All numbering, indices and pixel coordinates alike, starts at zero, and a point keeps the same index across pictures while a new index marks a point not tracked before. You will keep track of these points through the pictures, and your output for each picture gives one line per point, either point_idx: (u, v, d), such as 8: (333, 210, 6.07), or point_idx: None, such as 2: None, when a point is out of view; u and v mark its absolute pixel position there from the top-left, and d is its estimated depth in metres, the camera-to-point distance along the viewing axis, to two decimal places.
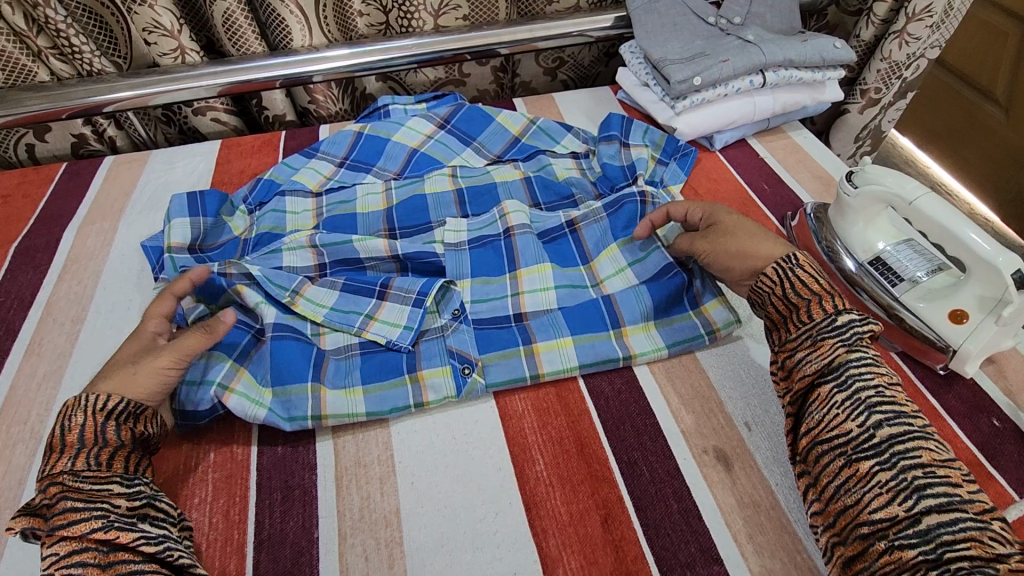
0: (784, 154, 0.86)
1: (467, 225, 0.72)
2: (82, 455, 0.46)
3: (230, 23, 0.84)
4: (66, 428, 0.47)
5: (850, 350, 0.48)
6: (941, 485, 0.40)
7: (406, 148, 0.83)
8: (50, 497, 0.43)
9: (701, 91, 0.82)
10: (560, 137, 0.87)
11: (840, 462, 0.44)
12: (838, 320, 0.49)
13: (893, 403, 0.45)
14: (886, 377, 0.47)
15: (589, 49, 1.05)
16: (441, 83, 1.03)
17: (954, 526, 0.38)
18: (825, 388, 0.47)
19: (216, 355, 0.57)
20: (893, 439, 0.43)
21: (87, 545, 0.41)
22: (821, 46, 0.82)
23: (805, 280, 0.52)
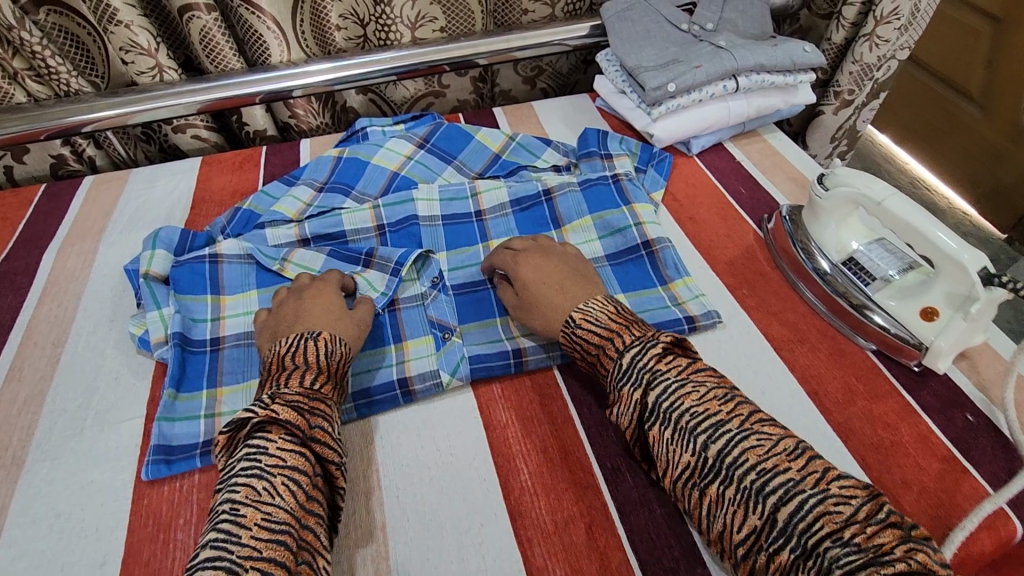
0: (760, 158, 0.88)
1: (449, 263, 0.73)
2: (326, 389, 0.53)
3: (207, 40, 0.84)
4: (329, 355, 0.55)
5: (647, 389, 0.49)
6: (778, 478, 0.42)
7: (386, 171, 0.83)
8: (308, 405, 0.50)
9: (676, 97, 0.83)
10: (540, 152, 0.88)
11: (697, 494, 0.46)
12: (623, 364, 0.51)
13: (708, 414, 0.46)
14: (693, 393, 0.48)
15: (567, 58, 1.06)
16: (421, 96, 1.03)
17: (802, 513, 0.40)
18: (654, 430, 0.48)
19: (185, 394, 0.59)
20: (722, 450, 0.45)
21: (307, 470, 0.46)
22: (791, 50, 0.83)
23: (586, 337, 0.55)
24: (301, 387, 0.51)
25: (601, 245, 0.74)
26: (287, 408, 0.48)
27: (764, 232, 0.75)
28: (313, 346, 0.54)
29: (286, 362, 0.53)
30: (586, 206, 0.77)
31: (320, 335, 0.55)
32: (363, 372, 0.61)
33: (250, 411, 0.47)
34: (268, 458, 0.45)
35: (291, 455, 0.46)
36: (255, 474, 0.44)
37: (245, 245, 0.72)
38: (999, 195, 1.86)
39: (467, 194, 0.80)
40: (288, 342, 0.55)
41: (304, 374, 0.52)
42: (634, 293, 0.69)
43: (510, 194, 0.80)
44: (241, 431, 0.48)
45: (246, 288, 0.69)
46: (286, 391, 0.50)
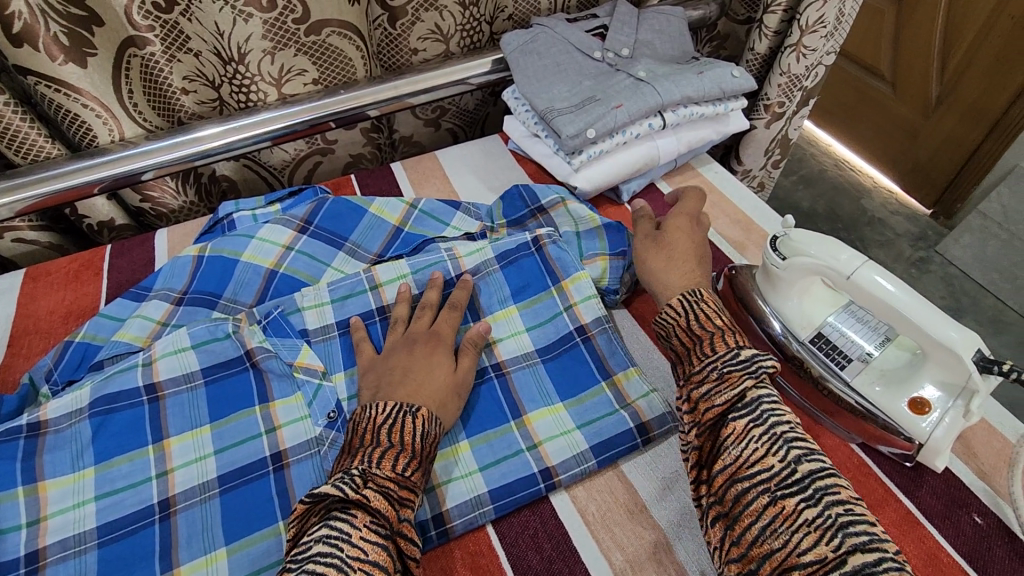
0: (698, 197, 0.78)
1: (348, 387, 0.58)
2: (418, 478, 0.47)
3: (4, 129, 0.66)
4: (425, 437, 0.48)
5: (758, 385, 0.45)
6: (863, 524, 0.37)
7: (261, 270, 0.67)
8: (401, 492, 0.45)
9: (598, 143, 0.72)
10: (448, 218, 0.75)
11: (765, 500, 0.40)
12: (743, 354, 0.47)
13: (807, 437, 0.43)
14: (792, 415, 0.45)
15: (472, 95, 0.93)
16: (304, 156, 0.87)
17: (881, 567, 0.34)
18: (741, 424, 0.44)
19: None
20: (814, 472, 0.40)
21: (388, 568, 0.40)
22: (718, 77, 0.74)
23: (708, 315, 0.52)
24: (395, 471, 0.45)
25: (531, 337, 0.62)
26: (377, 494, 0.43)
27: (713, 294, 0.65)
28: (411, 424, 0.48)
29: (380, 438, 0.47)
30: (510, 290, 0.65)
31: (418, 411, 0.49)
32: (241, 570, 0.47)
33: (342, 487, 0.42)
34: (352, 548, 0.40)
35: (375, 548, 0.40)
36: (336, 564, 0.38)
37: (83, 396, 0.53)
38: (919, 172, 1.87)
39: (365, 288, 0.65)
40: (385, 410, 0.49)
41: (396, 455, 0.46)
42: (574, 401, 0.57)
43: (417, 283, 0.65)
44: (323, 501, 0.43)
45: (77, 466, 0.51)
46: (379, 471, 0.44)
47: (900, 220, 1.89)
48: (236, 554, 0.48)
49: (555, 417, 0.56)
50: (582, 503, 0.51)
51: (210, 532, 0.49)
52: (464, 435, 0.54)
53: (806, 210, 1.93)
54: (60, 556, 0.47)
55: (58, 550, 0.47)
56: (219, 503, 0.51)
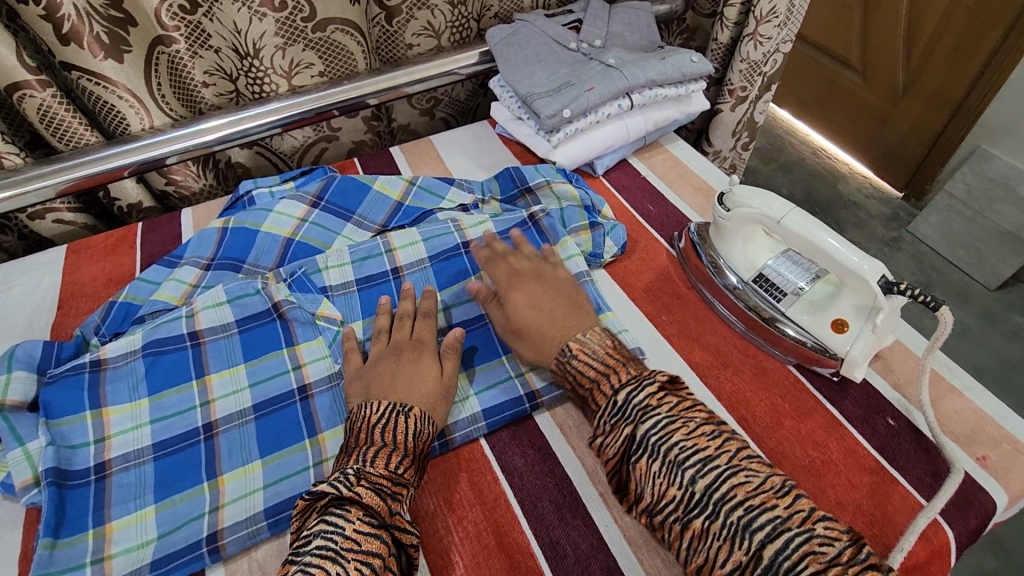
0: (665, 170, 0.87)
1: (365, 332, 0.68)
2: (410, 473, 0.51)
3: (49, 118, 0.75)
4: (416, 436, 0.52)
5: (637, 423, 0.48)
6: (765, 515, 0.41)
7: (279, 238, 0.76)
8: (392, 489, 0.48)
9: (573, 122, 0.81)
10: (444, 192, 0.84)
11: (679, 527, 0.44)
12: (618, 400, 0.50)
13: (696, 449, 0.45)
14: (682, 428, 0.47)
15: (463, 85, 1.03)
16: (312, 143, 0.97)
17: (788, 550, 0.39)
18: (641, 462, 0.47)
19: (64, 540, 0.51)
20: (710, 485, 0.44)
21: (382, 554, 0.44)
22: (679, 62, 0.83)
23: (582, 368, 0.54)
24: (388, 468, 0.49)
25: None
26: (369, 491, 0.46)
27: (676, 251, 0.74)
28: (403, 425, 0.52)
29: (375, 437, 0.51)
30: (508, 254, 0.75)
31: (410, 410, 0.53)
32: (272, 477, 0.56)
33: (336, 488, 0.46)
34: (345, 540, 0.43)
35: (367, 539, 0.44)
36: (331, 555, 0.42)
37: (135, 340, 0.64)
38: (891, 156, 1.97)
39: (381, 251, 0.75)
40: (379, 410, 0.53)
41: (389, 454, 0.50)
42: None
43: (428, 248, 0.75)
44: (321, 500, 0.47)
45: (136, 396, 0.61)
46: (372, 470, 0.48)
47: (874, 203, 1.99)
48: (269, 466, 0.57)
49: None
50: (561, 419, 0.60)
51: (248, 448, 0.58)
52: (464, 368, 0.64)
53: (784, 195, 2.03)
54: (122, 467, 0.56)
55: (121, 461, 0.56)
56: (255, 426, 0.60)
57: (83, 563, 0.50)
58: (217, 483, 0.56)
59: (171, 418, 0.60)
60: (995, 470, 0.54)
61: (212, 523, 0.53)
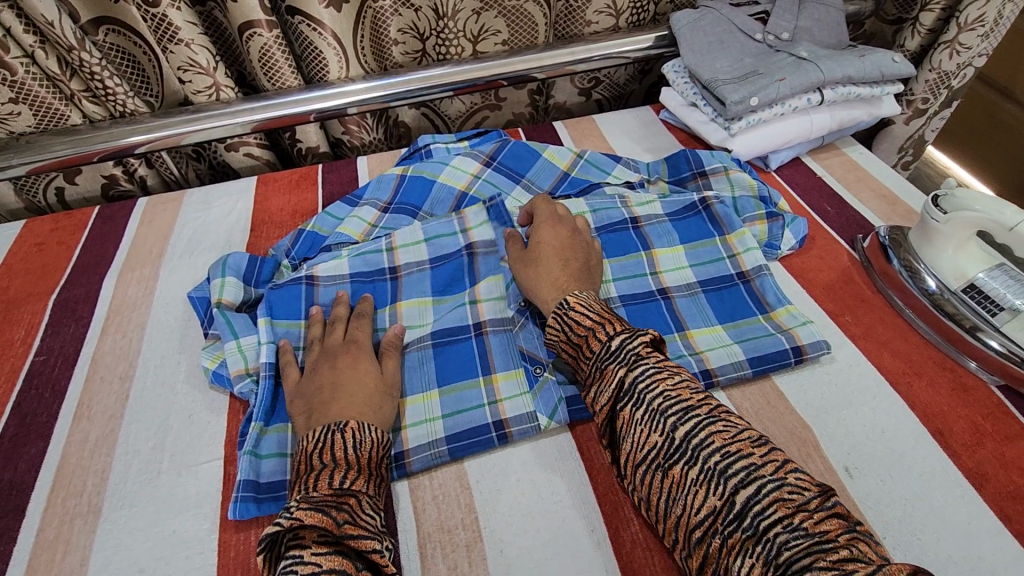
0: (843, 172, 0.83)
1: None
2: (359, 486, 0.47)
3: (266, 58, 0.81)
4: (358, 446, 0.48)
5: (628, 369, 0.49)
6: (739, 461, 0.41)
7: (453, 191, 0.79)
8: (336, 502, 0.44)
9: (757, 112, 0.79)
10: (610, 168, 0.84)
11: (658, 476, 0.44)
12: (613, 345, 0.50)
13: (680, 399, 0.46)
14: (670, 378, 0.47)
15: (625, 70, 1.03)
16: (476, 109, 1.00)
17: (760, 494, 0.39)
18: (626, 409, 0.47)
19: (270, 428, 0.56)
20: (690, 433, 0.44)
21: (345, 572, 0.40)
22: (879, 61, 0.79)
23: (577, 318, 0.54)
24: (330, 486, 0.45)
25: (693, 272, 0.69)
26: (311, 510, 0.43)
27: (859, 254, 0.71)
28: (339, 441, 0.48)
29: (313, 461, 0.47)
30: (677, 234, 0.73)
31: (346, 426, 0.49)
32: (452, 408, 0.58)
33: (276, 523, 0.42)
34: (305, 562, 0.40)
35: (326, 559, 0.40)
36: None
37: (341, 265, 0.68)
38: None
39: None
40: (315, 435, 0.49)
41: (336, 472, 0.47)
42: (732, 324, 0.64)
43: (595, 220, 0.76)
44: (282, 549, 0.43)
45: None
46: (311, 495, 0.44)
47: None
48: (448, 397, 0.59)
49: (714, 335, 0.63)
50: (737, 400, 0.59)
51: (426, 378, 0.60)
52: None
53: None
54: None
55: None
56: (435, 356, 0.62)
57: (285, 453, 0.55)
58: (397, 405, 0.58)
59: None
60: None
61: (398, 442, 0.55)
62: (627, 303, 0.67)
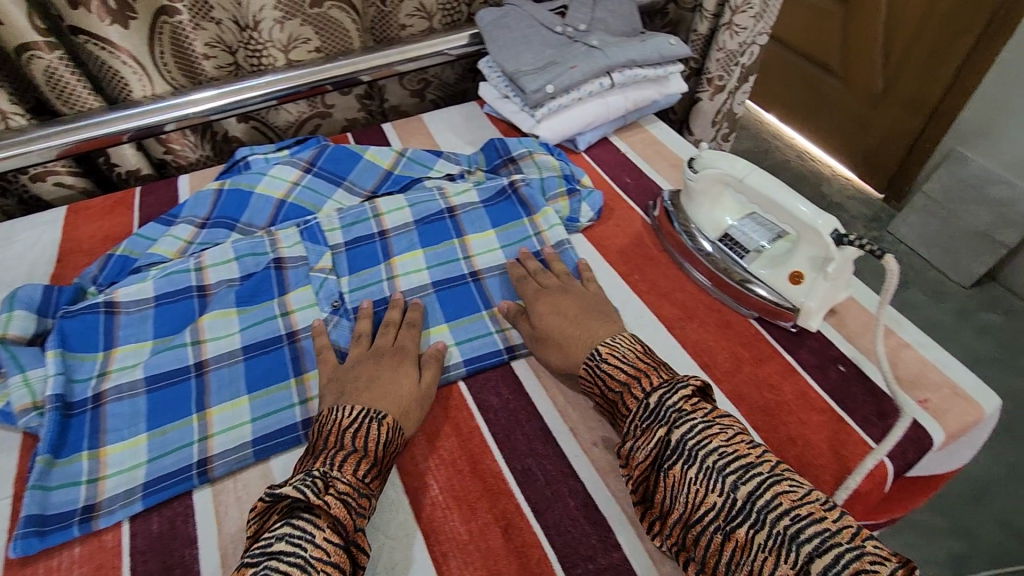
0: (644, 147, 0.92)
1: (348, 284, 0.71)
2: (375, 484, 0.49)
3: (55, 81, 0.78)
4: (386, 443, 0.51)
5: (672, 428, 0.48)
6: (810, 527, 0.40)
7: (272, 199, 0.80)
8: (359, 498, 0.46)
9: (556, 98, 0.86)
10: (432, 164, 0.88)
11: (718, 539, 0.44)
12: (651, 404, 0.50)
13: (737, 455, 0.45)
14: (721, 434, 0.47)
15: (452, 68, 1.08)
16: (306, 118, 1.01)
17: (834, 565, 0.38)
18: (676, 468, 0.46)
19: (64, 458, 0.54)
20: (753, 492, 0.43)
21: (343, 572, 0.43)
22: (658, 45, 0.88)
23: (611, 372, 0.53)
24: (355, 475, 0.47)
25: (503, 253, 0.74)
26: (338, 501, 0.45)
27: (651, 219, 0.78)
28: (375, 432, 0.50)
29: (345, 440, 0.49)
30: (489, 219, 0.78)
31: (383, 418, 0.51)
32: (260, 412, 0.58)
33: (303, 492, 0.44)
34: (314, 548, 0.42)
35: (336, 551, 0.43)
36: (299, 564, 0.41)
37: (146, 288, 0.68)
38: (872, 159, 2.03)
39: (368, 216, 0.79)
40: (350, 414, 0.51)
41: (359, 460, 0.48)
42: None
43: (414, 214, 0.79)
44: (284, 500, 0.45)
45: (142, 338, 0.64)
46: (338, 477, 0.46)
47: (856, 204, 2.05)
48: (258, 400, 0.60)
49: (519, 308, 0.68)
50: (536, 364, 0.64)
51: (237, 385, 0.61)
52: (444, 320, 0.67)
53: None
54: (117, 398, 0.59)
55: (116, 393, 0.59)
56: (243, 366, 0.62)
57: (80, 480, 0.53)
58: (205, 415, 0.58)
59: (164, 358, 0.62)
60: (935, 411, 0.57)
61: (201, 450, 0.56)
62: (439, 287, 0.70)
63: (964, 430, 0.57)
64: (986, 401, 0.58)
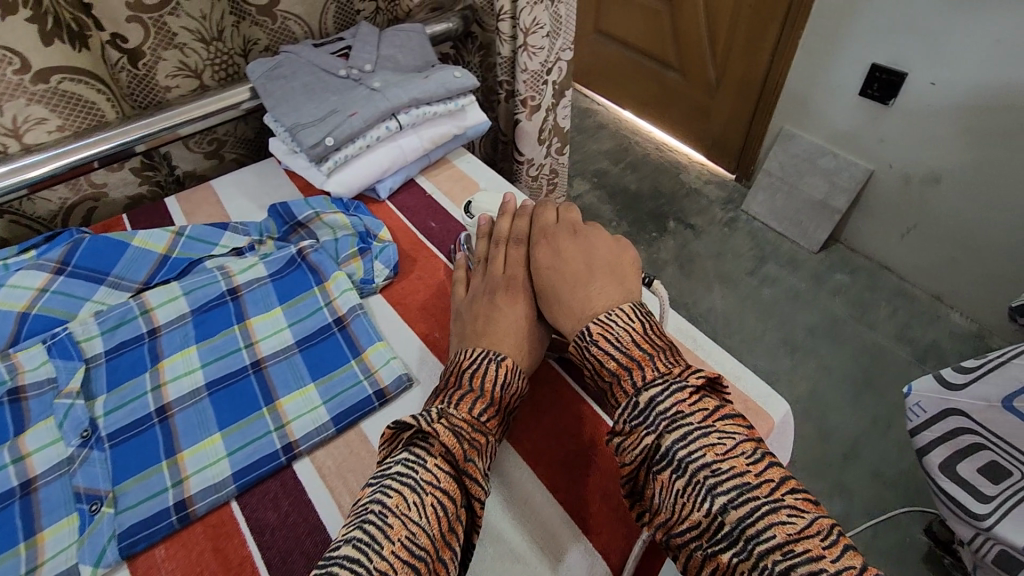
0: (450, 185, 0.88)
1: (104, 404, 0.61)
2: (492, 423, 0.51)
3: None
4: (505, 384, 0.53)
5: (662, 434, 0.44)
6: (805, 566, 0.36)
7: (11, 314, 0.67)
8: (474, 432, 0.48)
9: (341, 149, 0.80)
10: (216, 239, 0.79)
11: (701, 557, 0.41)
12: (641, 401, 0.46)
13: (732, 473, 0.41)
14: (716, 445, 0.42)
15: (246, 124, 0.99)
16: (73, 203, 0.88)
17: None
18: (664, 475, 0.43)
19: None
20: (744, 518, 0.39)
21: (452, 500, 0.44)
22: (442, 78, 0.85)
23: (601, 359, 0.49)
24: (470, 411, 0.50)
25: (291, 333, 0.67)
26: (448, 431, 0.47)
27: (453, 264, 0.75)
28: (494, 371, 0.52)
29: (463, 381, 0.52)
30: (276, 296, 0.71)
31: (502, 359, 0.53)
32: None
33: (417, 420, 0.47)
34: (425, 471, 0.44)
35: (443, 478, 0.45)
36: (411, 484, 0.43)
37: None
38: (720, 143, 2.14)
39: (136, 314, 0.69)
40: (471, 356, 0.54)
41: (475, 400, 0.51)
42: (324, 379, 0.63)
43: (190, 302, 0.70)
44: (407, 431, 0.48)
45: None
46: (455, 412, 0.48)
47: (713, 187, 2.15)
48: None
49: (305, 397, 0.61)
50: (322, 461, 0.57)
51: None
52: (217, 428, 0.59)
53: (633, 191, 2.14)
54: None
55: None
56: None
57: None
58: None
59: None
60: None
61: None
62: (214, 388, 0.62)
63: None
64: (774, 411, 0.59)
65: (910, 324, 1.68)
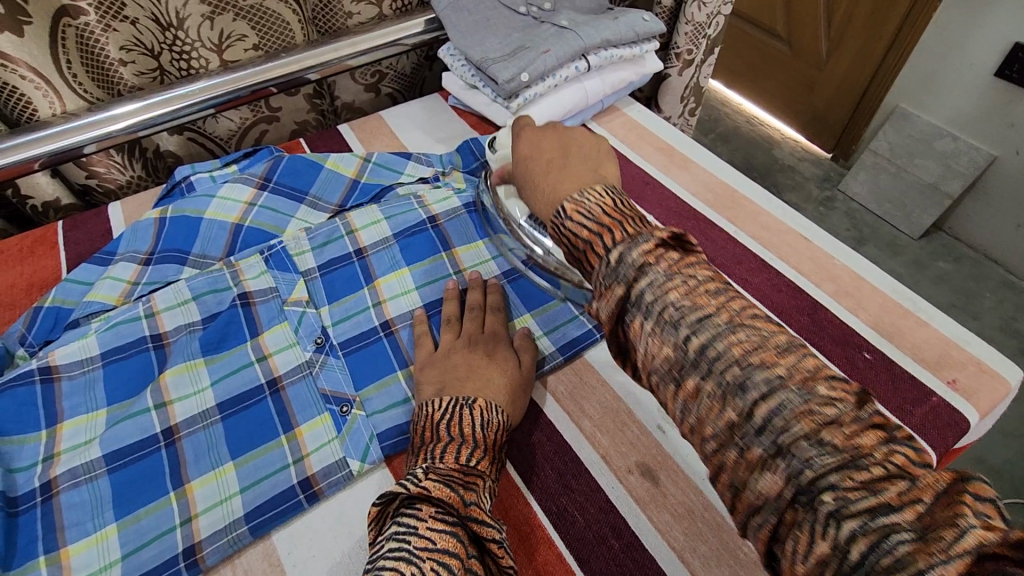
0: (626, 132, 0.87)
1: (330, 317, 0.63)
2: (483, 465, 0.45)
3: None
4: (484, 426, 0.48)
5: (637, 290, 0.36)
6: (839, 461, 0.29)
7: (226, 225, 0.70)
8: (464, 481, 0.43)
9: (531, 87, 0.79)
10: (402, 167, 0.79)
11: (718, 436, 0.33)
12: (611, 259, 0.37)
13: (754, 354, 0.33)
14: (736, 331, 0.34)
15: (408, 57, 0.98)
16: (250, 124, 0.90)
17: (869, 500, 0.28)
18: (655, 342, 0.35)
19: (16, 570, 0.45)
20: (776, 413, 0.31)
21: (461, 555, 0.37)
22: (631, 21, 0.82)
23: (572, 230, 0.40)
24: (457, 463, 0.44)
25: (496, 264, 0.69)
26: (438, 484, 0.41)
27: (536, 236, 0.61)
28: (469, 416, 0.48)
29: (441, 432, 0.47)
30: (476, 227, 0.72)
31: (474, 402, 0.49)
32: (249, 480, 0.51)
33: (402, 486, 0.41)
34: (419, 539, 0.37)
35: (444, 536, 0.37)
36: (405, 555, 0.35)
37: (90, 345, 0.58)
38: (820, 119, 2.07)
39: (342, 234, 0.70)
40: (441, 406, 0.49)
41: (458, 448, 0.46)
42: (539, 310, 0.64)
43: (391, 227, 0.70)
44: (393, 503, 0.41)
45: (92, 408, 0.55)
46: (441, 465, 0.43)
47: (808, 165, 2.09)
48: (245, 468, 0.52)
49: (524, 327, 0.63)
50: (552, 386, 0.59)
51: (217, 451, 0.53)
52: None
53: None
54: (74, 486, 0.50)
55: (72, 481, 0.50)
56: (222, 427, 0.54)
57: None
58: (184, 492, 0.50)
59: (122, 430, 0.53)
60: (966, 391, 0.56)
61: (186, 536, 0.48)
62: (432, 310, 0.64)
63: (994, 407, 0.56)
64: (1009, 375, 0.58)
65: (1015, 317, 1.65)
